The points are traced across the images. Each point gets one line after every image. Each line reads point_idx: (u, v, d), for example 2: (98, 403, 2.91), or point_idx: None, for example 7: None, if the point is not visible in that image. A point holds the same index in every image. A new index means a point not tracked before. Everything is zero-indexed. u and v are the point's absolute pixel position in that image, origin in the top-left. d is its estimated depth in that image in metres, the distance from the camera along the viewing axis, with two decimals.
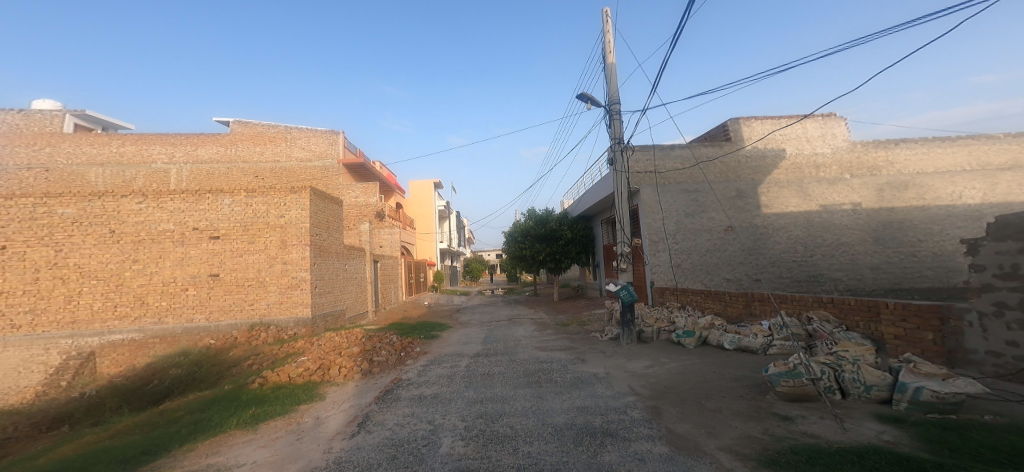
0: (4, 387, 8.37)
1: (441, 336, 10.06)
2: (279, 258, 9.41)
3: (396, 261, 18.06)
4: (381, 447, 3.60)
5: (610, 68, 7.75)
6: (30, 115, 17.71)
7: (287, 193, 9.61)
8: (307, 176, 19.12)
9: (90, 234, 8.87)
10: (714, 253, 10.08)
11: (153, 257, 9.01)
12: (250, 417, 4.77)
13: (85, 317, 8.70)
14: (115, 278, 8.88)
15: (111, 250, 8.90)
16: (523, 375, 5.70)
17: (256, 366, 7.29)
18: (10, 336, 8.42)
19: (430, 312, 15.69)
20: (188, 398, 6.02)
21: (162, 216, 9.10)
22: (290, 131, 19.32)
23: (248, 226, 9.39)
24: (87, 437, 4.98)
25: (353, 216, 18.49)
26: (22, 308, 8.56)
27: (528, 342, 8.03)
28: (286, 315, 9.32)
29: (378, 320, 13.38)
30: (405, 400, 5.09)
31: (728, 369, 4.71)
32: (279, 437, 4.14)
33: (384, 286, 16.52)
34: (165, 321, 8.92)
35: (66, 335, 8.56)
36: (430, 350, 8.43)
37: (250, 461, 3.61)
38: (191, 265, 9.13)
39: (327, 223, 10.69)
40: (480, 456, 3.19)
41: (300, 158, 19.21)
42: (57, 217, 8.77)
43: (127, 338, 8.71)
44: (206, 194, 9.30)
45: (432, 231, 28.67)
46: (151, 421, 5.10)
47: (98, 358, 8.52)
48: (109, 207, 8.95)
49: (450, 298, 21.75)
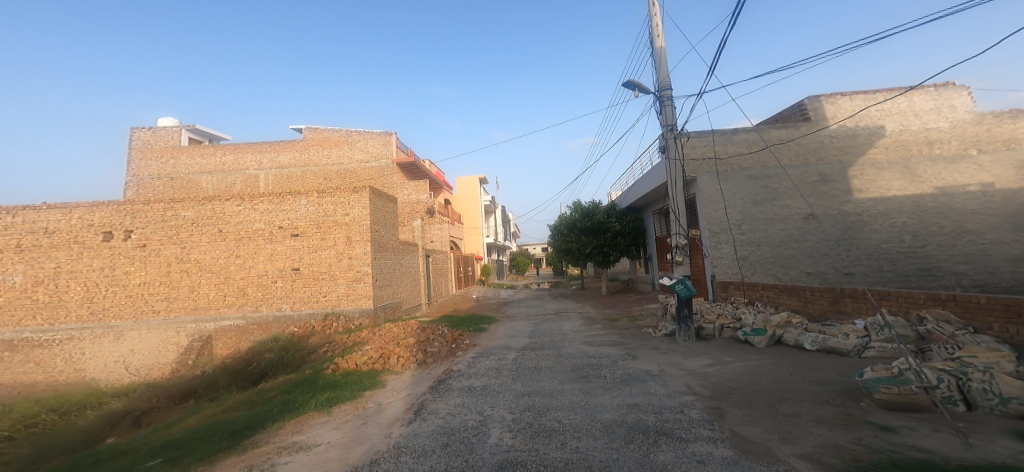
0: (150, 364, 9.53)
1: (488, 329, 10.21)
2: (345, 253, 9.93)
3: (444, 256, 18.57)
4: (435, 435, 3.72)
5: (659, 52, 7.44)
6: (156, 131, 19.96)
7: (350, 193, 10.07)
8: (366, 176, 20.01)
9: (205, 233, 9.75)
10: (789, 243, 9.29)
11: (250, 252, 9.83)
12: (326, 400, 5.11)
13: (204, 303, 9.56)
14: (223, 271, 9.69)
15: (221, 247, 9.77)
16: (570, 369, 5.70)
17: (329, 353, 7.83)
18: (152, 319, 9.55)
19: (478, 305, 15.98)
20: (278, 380, 6.57)
21: (256, 216, 9.90)
22: (350, 134, 20.28)
23: (320, 224, 9.99)
24: (207, 410, 5.64)
25: (406, 213, 19.22)
26: (160, 297, 9.64)
27: (575, 337, 7.95)
28: (353, 306, 9.86)
29: (431, 312, 13.86)
30: (456, 390, 5.23)
31: (807, 372, 4.39)
32: (347, 421, 4.39)
33: (435, 280, 17.01)
34: (261, 309, 9.74)
35: (192, 319, 9.52)
36: (479, 343, 8.59)
37: (324, 441, 3.85)
38: (278, 260, 9.89)
39: (384, 220, 11.16)
40: (528, 449, 3.19)
41: (360, 159, 20.14)
42: (180, 219, 9.74)
43: (233, 324, 9.52)
44: (287, 195, 10.04)
45: (478, 226, 29.12)
46: (251, 399, 5.63)
47: (214, 342, 9.40)
48: (217, 210, 9.83)
49: (497, 291, 22.08)
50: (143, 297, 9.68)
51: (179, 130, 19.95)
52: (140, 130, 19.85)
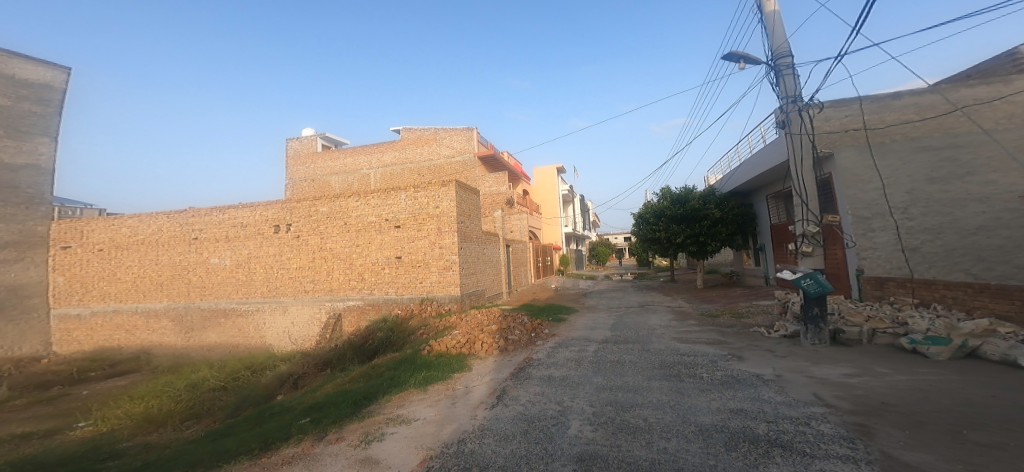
0: (304, 335, 11.55)
1: (567, 319, 10.18)
2: (437, 243, 10.58)
3: (524, 245, 18.85)
4: (516, 421, 3.82)
5: (771, 16, 6.61)
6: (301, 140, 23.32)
7: (439, 186, 10.68)
8: (452, 170, 20.94)
9: (336, 226, 11.34)
10: (995, 229, 7.04)
11: (366, 242, 11.12)
12: (422, 379, 5.74)
13: (336, 285, 11.30)
14: (348, 257, 11.22)
15: (347, 237, 11.25)
16: (656, 366, 5.43)
17: (425, 335, 8.56)
18: (304, 297, 11.51)
19: (558, 295, 15.98)
20: (388, 357, 7.60)
21: (368, 209, 11.12)
22: (438, 132, 21.34)
23: (417, 216, 10.77)
24: (338, 379, 7.02)
25: (488, 204, 19.82)
26: (308, 279, 11.54)
27: (664, 332, 7.52)
28: (443, 292, 10.48)
29: (512, 301, 14.17)
30: (536, 379, 5.24)
31: (1004, 395, 3.59)
32: (439, 400, 4.84)
33: (515, 269, 17.37)
34: (373, 292, 10.99)
35: (328, 298, 11.32)
36: (558, 333, 8.57)
37: (420, 417, 4.35)
38: (386, 248, 10.95)
39: (469, 212, 11.58)
40: (610, 444, 3.10)
41: (446, 155, 21.12)
42: (319, 213, 11.47)
43: (355, 304, 11.07)
44: (390, 191, 11.03)
45: (557, 216, 28.82)
46: (367, 372, 6.73)
47: (343, 319, 11.14)
48: (339, 207, 11.34)
49: (577, 281, 21.91)
50: (298, 279, 11.63)
51: (315, 137, 22.87)
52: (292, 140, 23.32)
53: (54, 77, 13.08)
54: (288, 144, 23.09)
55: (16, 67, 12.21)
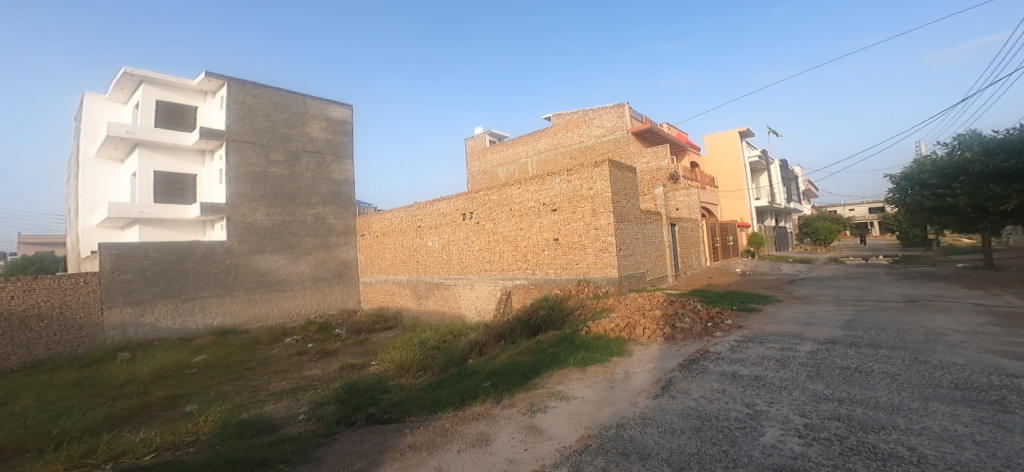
0: (485, 308, 12.94)
1: (762, 310, 8.36)
2: (592, 224, 10.23)
3: (695, 224, 16.67)
4: (686, 415, 3.99)
5: None
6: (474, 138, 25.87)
7: (592, 168, 10.28)
8: (604, 149, 20.04)
9: (502, 212, 12.24)
10: None
11: (529, 225, 11.57)
12: (581, 358, 6.20)
13: (507, 265, 12.13)
14: (513, 239, 11.95)
15: (512, 221, 11.95)
16: (933, 386, 4.05)
17: (584, 316, 8.62)
18: (484, 276, 12.78)
19: (743, 281, 13.57)
20: (548, 335, 8.01)
21: (528, 195, 11.59)
22: (588, 113, 20.70)
23: (572, 198, 10.65)
24: (510, 350, 7.64)
25: (647, 182, 18.20)
26: (486, 260, 12.76)
27: (978, 343, 5.21)
28: (600, 274, 10.08)
29: (679, 285, 12.63)
30: (713, 375, 5.02)
31: None
32: (598, 381, 5.31)
33: (685, 251, 15.51)
34: (536, 273, 11.42)
35: (500, 278, 12.33)
36: (746, 326, 7.15)
37: (579, 395, 4.92)
38: (545, 231, 11.20)
39: (626, 191, 10.69)
40: (831, 464, 2.87)
41: (596, 135, 20.32)
42: (491, 201, 12.53)
43: (521, 283, 11.73)
44: (545, 176, 11.23)
45: (743, 187, 24.72)
46: (531, 347, 7.32)
47: (512, 296, 11.91)
48: (502, 194, 12.21)
49: (767, 265, 18.36)
50: (479, 260, 13.05)
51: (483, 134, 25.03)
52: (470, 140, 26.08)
53: (349, 114, 19.74)
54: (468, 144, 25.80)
55: (335, 110, 19.18)
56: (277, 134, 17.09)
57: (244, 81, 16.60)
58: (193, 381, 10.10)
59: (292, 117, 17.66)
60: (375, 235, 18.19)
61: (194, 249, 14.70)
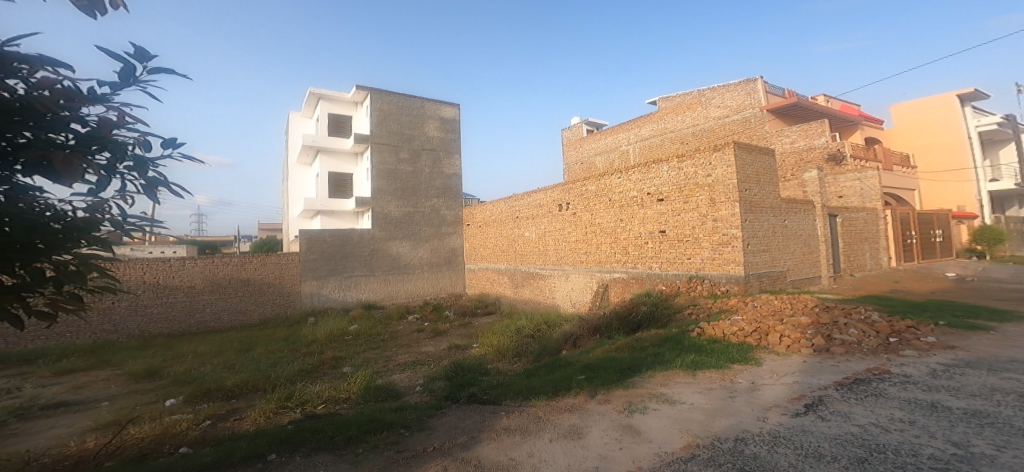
0: (584, 297, 14.41)
1: (989, 330, 6.97)
2: (710, 215, 10.60)
3: (871, 213, 14.03)
4: (841, 441, 3.80)
5: None
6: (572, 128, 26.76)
7: (710, 153, 10.62)
8: (727, 131, 18.91)
9: (603, 203, 13.83)
10: None
11: (630, 216, 12.84)
12: (692, 362, 6.56)
13: (604, 258, 13.72)
14: (612, 231, 13.43)
15: (611, 212, 13.50)
16: None
17: (695, 315, 9.07)
18: (580, 267, 14.73)
19: (931, 288, 11.16)
20: (652, 332, 8.54)
21: (630, 185, 12.86)
22: (704, 93, 19.80)
23: (683, 187, 11.28)
24: (608, 344, 8.41)
25: (790, 165, 16.22)
26: (583, 251, 14.64)
27: None
28: (719, 272, 10.35)
29: (837, 289, 11.14)
30: (897, 402, 4.56)
31: None
32: (715, 389, 5.52)
33: (853, 247, 13.24)
34: (637, 267, 12.53)
35: (597, 270, 13.98)
36: (965, 348, 6.20)
37: (689, 401, 5.21)
38: (648, 223, 12.22)
39: (758, 177, 10.53)
40: None
41: (717, 116, 19.28)
42: (589, 191, 14.36)
43: (621, 277, 12.84)
44: (652, 165, 12.14)
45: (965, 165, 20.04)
46: (632, 344, 7.96)
47: (610, 289, 13.14)
48: (601, 186, 13.89)
49: (982, 270, 14.35)
50: (576, 251, 15.01)
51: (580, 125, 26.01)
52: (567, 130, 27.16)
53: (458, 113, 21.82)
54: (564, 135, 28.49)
55: (449, 110, 21.40)
56: (403, 136, 19.98)
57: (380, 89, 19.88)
58: (349, 347, 12.49)
59: (415, 119, 20.35)
60: (478, 225, 20.64)
61: (351, 235, 18.18)
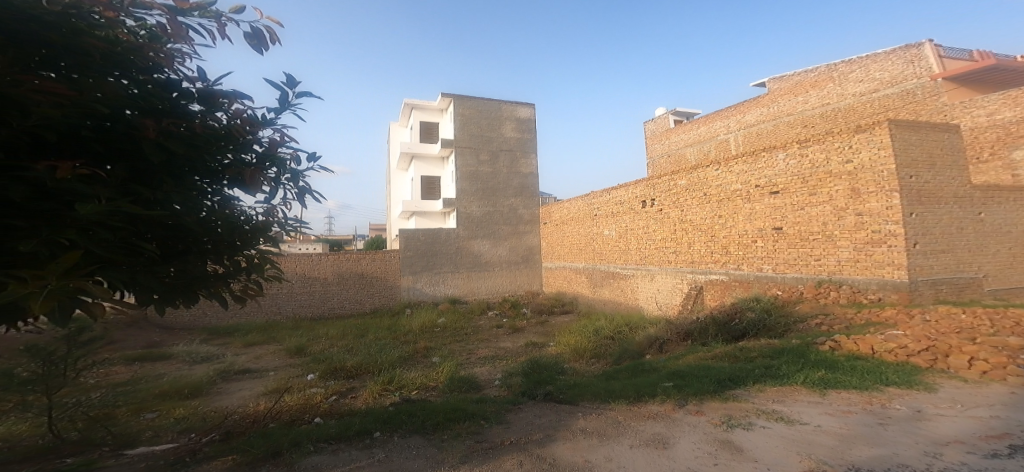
0: (672, 299, 14.19)
1: None
2: (850, 209, 9.26)
3: None
4: None
5: None
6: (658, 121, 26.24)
7: (851, 134, 9.28)
8: (875, 109, 15.95)
9: (696, 198, 13.10)
10: None
11: (731, 212, 11.92)
12: (819, 379, 6.16)
13: (698, 258, 13.07)
14: (710, 229, 12.61)
15: (707, 208, 12.71)
16: None
17: (825, 326, 8.17)
18: (668, 267, 14.28)
19: None
20: (764, 343, 8.14)
21: (733, 178, 11.88)
22: (835, 68, 17.30)
23: (807, 177, 10.04)
24: (699, 353, 8.38)
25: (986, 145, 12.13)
26: (671, 250, 14.16)
27: None
28: (864, 276, 8.99)
29: None
30: None
31: None
32: (852, 411, 5.17)
33: None
34: (742, 268, 11.63)
35: (689, 271, 13.37)
36: None
37: (815, 423, 4.99)
38: (758, 219, 11.17)
39: (929, 159, 8.91)
40: None
41: (858, 92, 16.55)
42: (679, 187, 13.77)
43: (719, 279, 12.22)
44: (763, 153, 11.05)
45: None
46: (735, 354, 7.79)
47: (704, 291, 12.65)
48: (699, 178, 13.02)
49: None
50: (662, 249, 14.58)
51: (669, 116, 25.53)
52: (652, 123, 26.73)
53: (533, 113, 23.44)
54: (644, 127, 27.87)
55: (523, 109, 23.09)
56: (484, 139, 22.05)
57: (462, 95, 22.16)
58: (438, 337, 14.21)
59: (492, 121, 22.41)
60: (555, 223, 21.54)
61: (439, 235, 20.75)
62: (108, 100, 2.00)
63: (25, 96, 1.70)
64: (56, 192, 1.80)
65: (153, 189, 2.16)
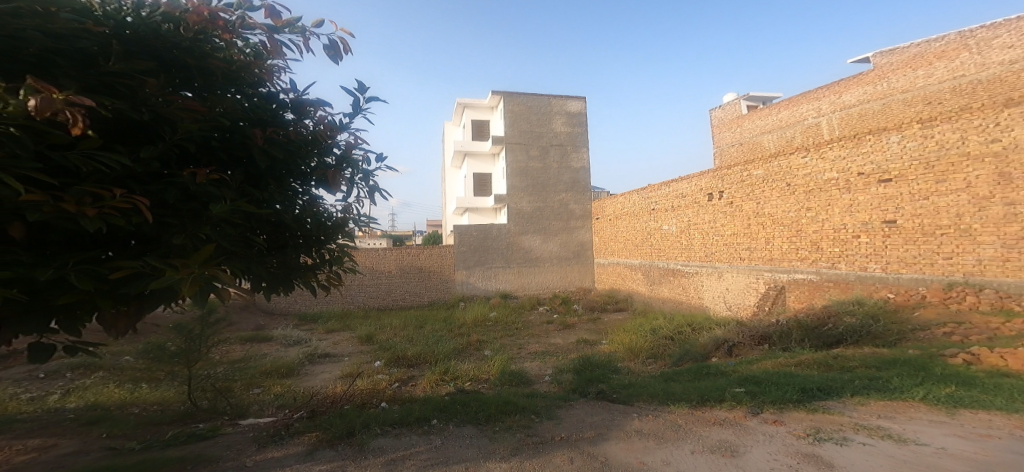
0: (736, 302, 12.89)
1: None
2: (994, 198, 7.57)
3: None
4: None
5: None
6: (725, 108, 23.91)
7: (996, 110, 7.63)
8: None
9: (776, 189, 11.69)
10: None
11: (824, 204, 10.44)
12: (946, 395, 5.29)
13: (778, 255, 11.57)
14: (795, 224, 11.08)
15: (791, 201, 11.26)
16: None
17: (959, 336, 6.89)
18: (739, 265, 12.85)
19: None
20: (865, 351, 7.29)
21: (826, 166, 10.35)
22: (973, 33, 14.42)
23: (932, 163, 8.40)
24: (782, 358, 7.75)
25: None
26: (744, 246, 12.84)
27: None
28: (1008, 278, 7.41)
29: None
30: None
31: None
32: (986, 435, 4.38)
33: None
34: (839, 267, 9.96)
35: (768, 268, 11.85)
36: None
37: (939, 444, 4.26)
38: (860, 212, 9.58)
39: None
40: None
41: (1002, 62, 13.70)
42: (755, 178, 12.51)
43: (806, 278, 10.63)
44: (867, 136, 9.49)
45: None
46: (826, 362, 7.11)
47: (787, 292, 11.02)
48: (783, 166, 11.47)
49: None
50: (733, 246, 13.27)
51: (742, 101, 22.98)
52: (717, 111, 24.41)
53: (583, 106, 23.46)
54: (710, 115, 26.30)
55: (571, 103, 23.23)
56: (539, 136, 22.55)
57: (511, 92, 22.67)
58: (488, 332, 14.64)
59: (542, 116, 22.74)
60: (609, 218, 21.12)
61: (490, 230, 21.38)
62: (227, 113, 2.47)
63: (175, 113, 2.13)
64: (193, 193, 2.25)
65: (260, 190, 2.77)
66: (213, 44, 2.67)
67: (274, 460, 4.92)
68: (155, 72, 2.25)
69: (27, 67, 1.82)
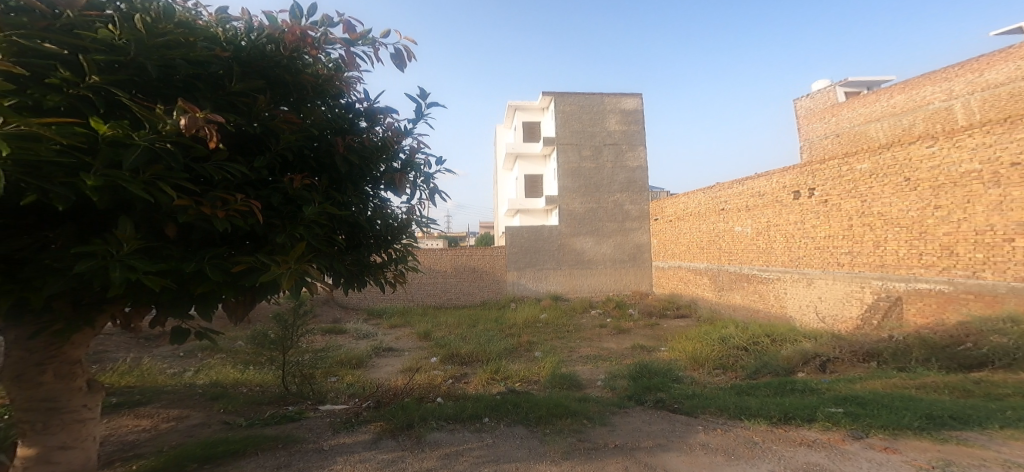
0: (838, 317, 9.37)
1: None
2: None
3: None
4: None
5: None
6: (814, 96, 19.83)
7: None
8: None
9: (888, 184, 8.35)
10: None
11: (959, 202, 7.14)
12: None
13: (892, 261, 8.25)
14: (917, 225, 7.80)
15: (909, 198, 7.93)
16: None
17: None
18: (837, 271, 9.42)
19: None
20: None
21: (962, 155, 7.12)
22: None
23: None
24: (896, 378, 5.69)
25: None
26: (845, 250, 9.28)
27: None
28: None
29: None
30: None
31: None
32: None
33: None
34: (982, 276, 6.83)
35: (877, 276, 8.48)
36: None
37: None
38: (1013, 209, 6.41)
39: None
40: None
41: None
42: (857, 173, 9.00)
43: (932, 289, 7.46)
44: None
45: None
46: (967, 386, 5.04)
47: (905, 304, 7.88)
48: (898, 157, 8.13)
49: None
50: (829, 249, 9.70)
51: (834, 88, 18.96)
52: (802, 102, 20.43)
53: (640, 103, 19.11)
54: (800, 104, 20.41)
55: (625, 101, 19.01)
56: (592, 138, 18.78)
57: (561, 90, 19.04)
58: (540, 333, 11.71)
59: (592, 116, 18.85)
60: (670, 219, 17.07)
61: (541, 229, 17.98)
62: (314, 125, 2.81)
63: (277, 125, 2.51)
64: (291, 197, 2.57)
65: (341, 193, 2.94)
66: (300, 59, 2.90)
67: (344, 446, 3.85)
68: (264, 88, 2.66)
69: (178, 92, 2.25)
